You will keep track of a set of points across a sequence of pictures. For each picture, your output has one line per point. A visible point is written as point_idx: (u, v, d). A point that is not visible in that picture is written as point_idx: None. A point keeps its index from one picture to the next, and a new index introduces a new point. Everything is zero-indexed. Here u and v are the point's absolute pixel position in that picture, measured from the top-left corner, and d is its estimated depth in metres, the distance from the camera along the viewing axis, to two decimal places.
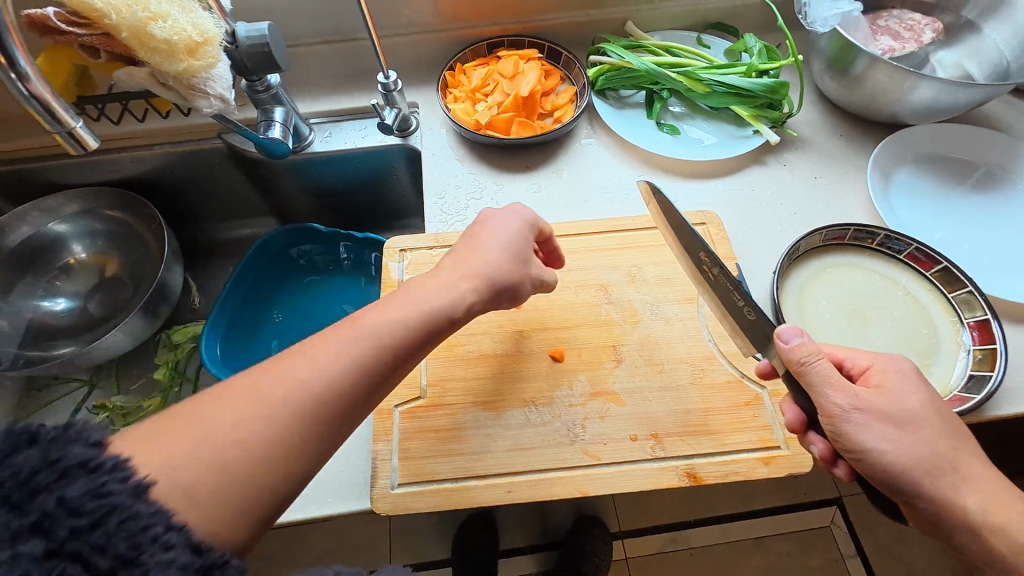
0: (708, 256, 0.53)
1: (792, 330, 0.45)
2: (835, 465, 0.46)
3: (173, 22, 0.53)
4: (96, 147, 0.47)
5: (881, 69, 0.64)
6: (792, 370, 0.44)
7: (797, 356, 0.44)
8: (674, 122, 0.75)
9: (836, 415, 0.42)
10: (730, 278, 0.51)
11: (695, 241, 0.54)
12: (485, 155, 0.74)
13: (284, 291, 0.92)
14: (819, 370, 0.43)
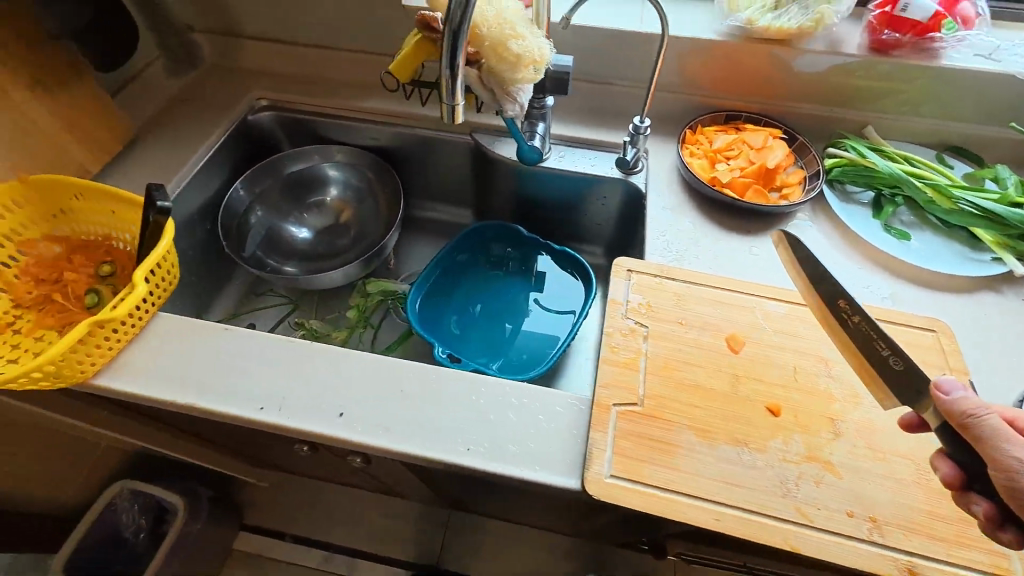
0: (847, 303, 0.54)
1: (952, 381, 0.46)
2: (1001, 528, 0.45)
3: (526, 42, 0.65)
4: (462, 123, 0.57)
5: None
6: (956, 423, 0.45)
7: (964, 406, 0.44)
8: (903, 227, 0.77)
9: (1012, 470, 0.42)
10: (873, 324, 0.52)
11: (832, 287, 0.55)
12: (708, 208, 0.79)
13: (468, 277, 0.97)
14: (987, 426, 0.43)
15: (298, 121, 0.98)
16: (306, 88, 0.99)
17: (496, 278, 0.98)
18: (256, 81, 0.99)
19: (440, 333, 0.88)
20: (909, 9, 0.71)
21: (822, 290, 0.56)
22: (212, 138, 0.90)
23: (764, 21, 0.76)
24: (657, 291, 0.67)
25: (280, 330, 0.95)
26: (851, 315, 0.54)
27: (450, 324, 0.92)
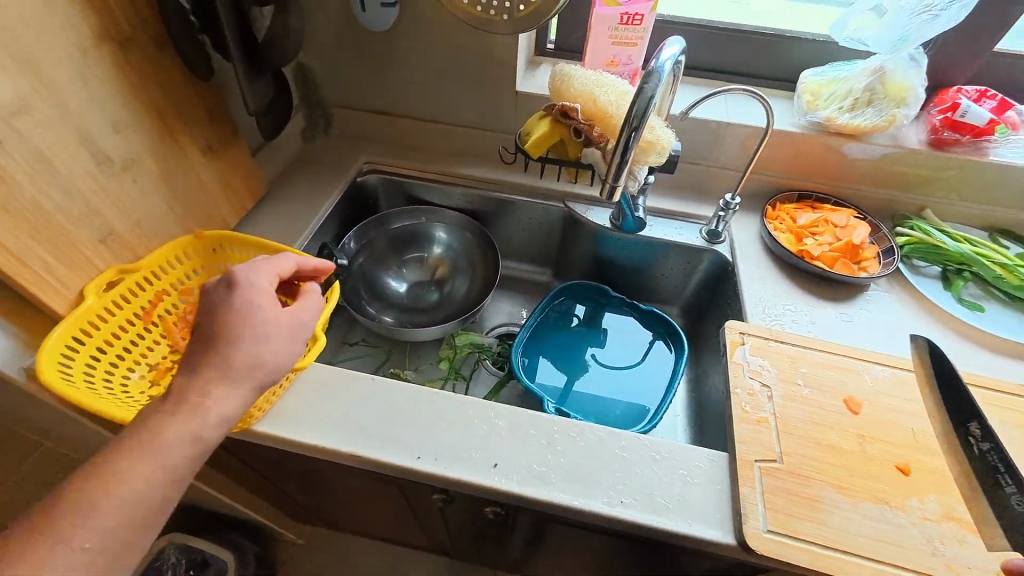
0: (978, 428, 0.59)
1: None
2: None
3: (656, 131, 0.73)
4: (616, 199, 0.67)
5: None
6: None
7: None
8: (974, 299, 0.85)
9: None
10: (999, 454, 0.56)
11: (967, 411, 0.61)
12: (795, 278, 0.87)
13: (558, 331, 1.04)
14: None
15: (401, 185, 1.06)
16: (410, 155, 1.07)
17: (582, 335, 1.04)
18: (364, 148, 1.07)
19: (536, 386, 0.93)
20: (966, 115, 0.84)
21: (956, 410, 0.62)
22: (330, 199, 0.97)
23: (843, 119, 0.86)
24: (771, 353, 0.73)
25: None
26: (980, 442, 0.59)
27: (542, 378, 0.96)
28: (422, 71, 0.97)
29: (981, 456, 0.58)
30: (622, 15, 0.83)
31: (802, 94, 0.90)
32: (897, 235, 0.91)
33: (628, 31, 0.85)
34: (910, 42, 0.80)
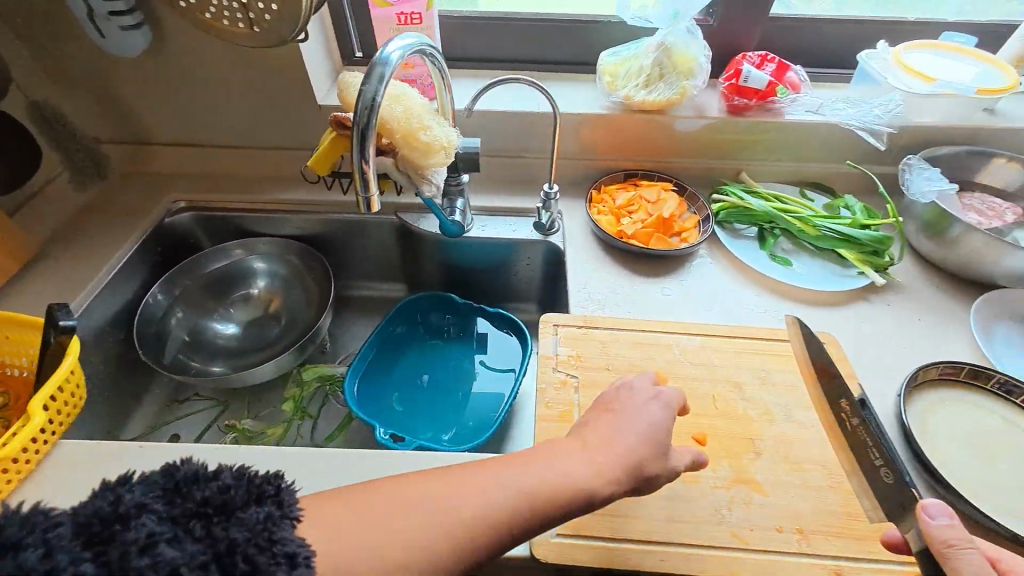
0: (847, 404, 0.60)
1: (938, 508, 0.47)
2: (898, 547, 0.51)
3: (433, 133, 0.70)
4: (378, 210, 0.59)
5: (978, 238, 0.76)
6: (935, 548, 0.46)
7: (944, 536, 0.45)
8: (785, 254, 0.88)
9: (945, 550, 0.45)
10: (868, 430, 0.57)
11: (835, 388, 0.60)
12: (620, 260, 0.87)
13: (409, 349, 0.99)
14: (969, 560, 0.44)
15: (220, 220, 0.99)
16: (227, 186, 1.00)
17: (435, 348, 1.01)
18: (173, 184, 0.98)
19: (380, 414, 0.88)
20: (749, 79, 0.86)
21: (825, 388, 0.60)
22: (126, 247, 0.89)
23: (640, 96, 0.87)
24: (583, 341, 0.71)
25: (208, 435, 0.90)
26: (851, 418, 0.58)
27: (390, 401, 0.91)
28: (217, 96, 0.91)
29: (859, 438, 0.57)
30: (397, 16, 0.80)
31: (602, 75, 0.90)
32: (714, 202, 0.93)
33: (410, 30, 0.82)
34: (683, 15, 0.82)
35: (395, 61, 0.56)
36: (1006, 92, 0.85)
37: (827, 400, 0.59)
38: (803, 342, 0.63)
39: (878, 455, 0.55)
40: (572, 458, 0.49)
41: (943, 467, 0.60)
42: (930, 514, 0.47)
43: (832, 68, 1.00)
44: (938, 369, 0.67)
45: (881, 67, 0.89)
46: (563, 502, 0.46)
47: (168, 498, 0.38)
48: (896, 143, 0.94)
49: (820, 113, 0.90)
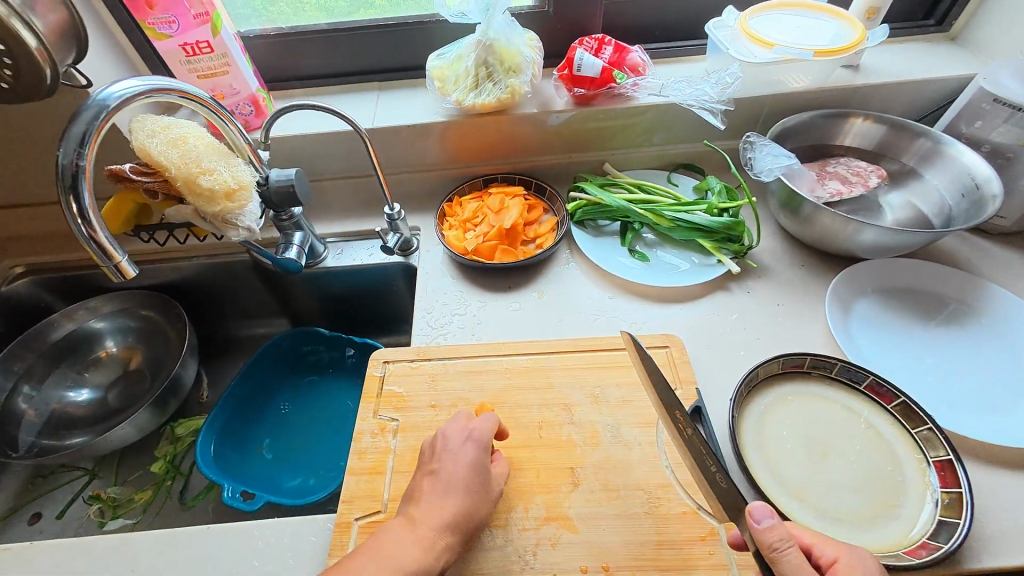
0: (681, 413, 0.52)
1: (763, 509, 0.44)
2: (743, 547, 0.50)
3: (218, 175, 0.67)
4: (132, 276, 0.54)
5: (828, 216, 0.72)
6: (765, 554, 0.43)
7: (769, 540, 0.43)
8: (645, 248, 0.83)
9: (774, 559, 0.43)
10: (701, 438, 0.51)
11: (668, 398, 0.53)
12: (470, 276, 0.82)
13: (285, 390, 0.97)
14: (792, 559, 0.42)
15: (64, 281, 0.94)
16: (68, 244, 0.94)
17: (312, 383, 0.98)
18: (9, 250, 0.93)
19: (245, 469, 0.86)
20: (582, 68, 0.81)
21: (662, 399, 0.52)
22: None
23: (470, 99, 0.82)
24: (410, 376, 0.67)
25: (71, 510, 0.86)
26: (686, 427, 0.51)
27: (261, 449, 0.90)
28: (30, 152, 0.85)
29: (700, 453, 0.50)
30: (183, 47, 0.73)
31: (433, 80, 0.83)
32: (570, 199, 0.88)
33: (205, 61, 0.76)
34: (495, 7, 0.76)
35: (113, 105, 0.52)
36: (853, 50, 0.78)
37: (665, 407, 0.52)
38: (638, 355, 0.54)
39: (716, 460, 0.50)
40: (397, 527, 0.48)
41: (770, 472, 0.57)
42: (757, 518, 0.44)
43: (687, 41, 0.94)
44: (793, 358, 0.63)
45: (727, 36, 0.83)
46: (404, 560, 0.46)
47: None
48: (758, 113, 0.87)
49: (664, 96, 0.85)
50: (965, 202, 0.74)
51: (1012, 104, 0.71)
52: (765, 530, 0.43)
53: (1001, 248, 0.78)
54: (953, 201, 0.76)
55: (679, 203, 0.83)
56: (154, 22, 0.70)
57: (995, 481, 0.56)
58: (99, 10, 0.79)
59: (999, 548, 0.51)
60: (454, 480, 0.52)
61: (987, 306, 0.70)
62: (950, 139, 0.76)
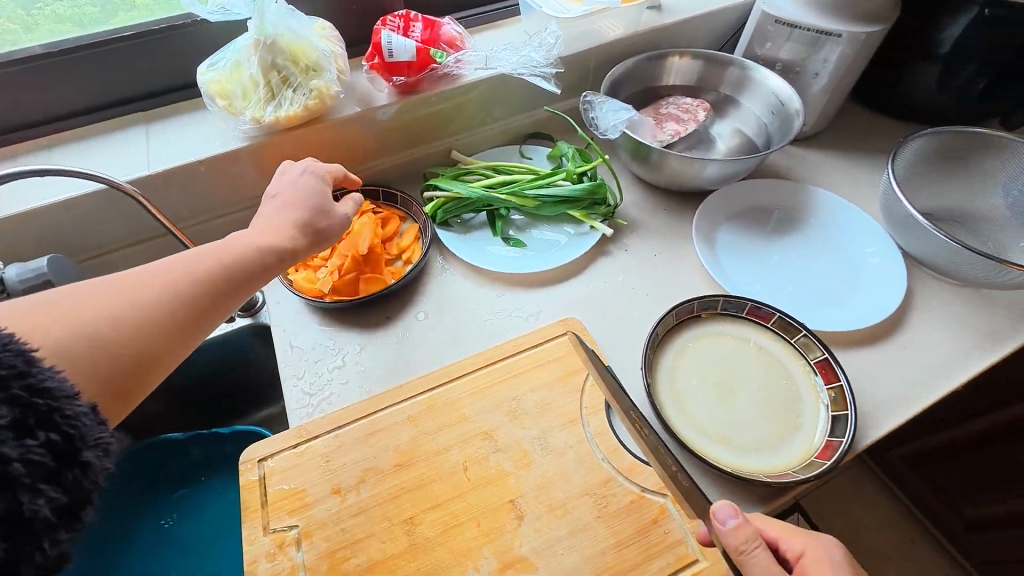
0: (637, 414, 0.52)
1: (727, 510, 0.46)
2: None
3: None
4: None
5: (675, 159, 0.73)
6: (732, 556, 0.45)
7: (736, 544, 0.45)
8: (518, 232, 0.79)
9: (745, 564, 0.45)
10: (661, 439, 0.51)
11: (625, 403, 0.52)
12: (338, 318, 0.70)
13: (151, 519, 0.78)
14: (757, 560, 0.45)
15: None
16: None
17: (185, 499, 0.79)
18: None
19: None
20: (393, 53, 0.71)
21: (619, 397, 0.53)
22: None
23: (270, 114, 0.67)
24: (300, 466, 0.55)
25: None
26: (641, 428, 0.51)
27: None
28: None
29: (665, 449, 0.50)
30: None
31: (213, 98, 0.66)
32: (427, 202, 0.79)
33: None
34: None
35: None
36: None
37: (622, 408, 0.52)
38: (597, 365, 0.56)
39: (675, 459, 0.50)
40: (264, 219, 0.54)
41: (693, 426, 0.58)
42: (722, 520, 0.45)
43: (499, 4, 0.89)
44: (687, 309, 0.65)
45: None
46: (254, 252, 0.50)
47: None
48: (586, 68, 0.86)
49: (491, 68, 0.78)
50: (775, 119, 0.82)
51: (790, 23, 0.78)
52: (730, 531, 0.45)
53: (809, 152, 0.88)
54: (767, 121, 0.83)
55: (537, 177, 0.79)
56: None
57: (860, 362, 0.63)
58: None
59: (877, 419, 0.59)
60: (294, 195, 0.56)
61: (815, 207, 0.79)
62: (752, 64, 0.82)
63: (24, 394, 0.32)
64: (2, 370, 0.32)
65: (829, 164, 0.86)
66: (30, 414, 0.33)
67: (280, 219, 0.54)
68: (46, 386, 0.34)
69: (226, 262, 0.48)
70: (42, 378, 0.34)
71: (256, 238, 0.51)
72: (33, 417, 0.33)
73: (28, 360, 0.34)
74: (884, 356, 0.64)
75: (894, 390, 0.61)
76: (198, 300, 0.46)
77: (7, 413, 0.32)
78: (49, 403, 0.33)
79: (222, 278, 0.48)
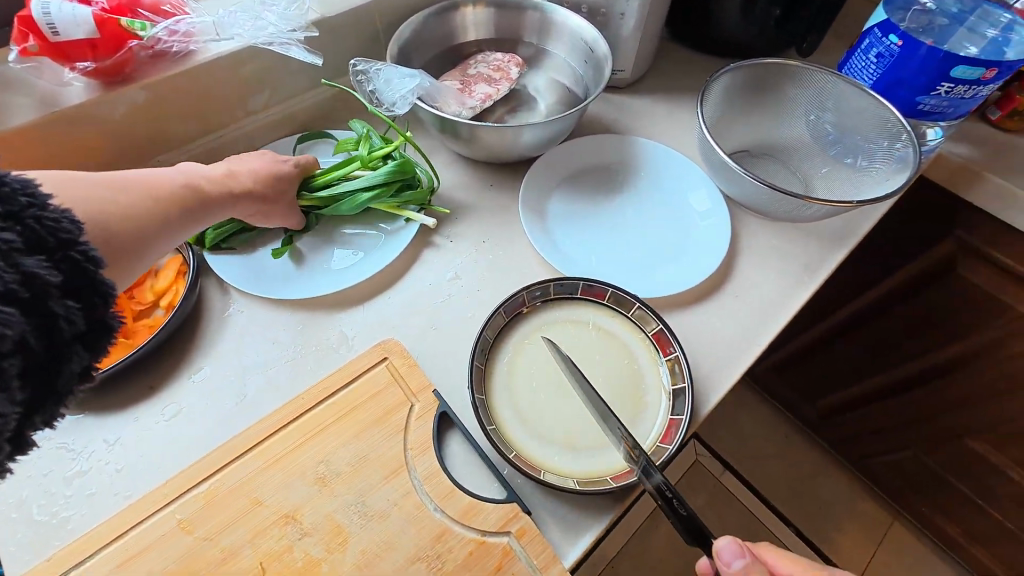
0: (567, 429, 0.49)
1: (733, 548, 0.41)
2: None
3: None
4: None
5: (482, 130, 0.63)
6: None
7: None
8: (317, 242, 0.64)
9: None
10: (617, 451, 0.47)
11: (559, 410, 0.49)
12: (76, 404, 0.52)
13: None
14: None
15: None
16: None
17: None
18: None
19: None
20: (59, 29, 0.52)
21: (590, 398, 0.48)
22: None
23: None
24: None
25: None
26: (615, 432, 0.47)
27: None
28: None
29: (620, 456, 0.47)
30: None
31: None
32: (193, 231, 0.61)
33: None
34: None
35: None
36: None
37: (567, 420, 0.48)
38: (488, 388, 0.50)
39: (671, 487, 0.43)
40: (248, 165, 0.58)
41: (536, 438, 0.51)
42: (727, 560, 0.41)
43: None
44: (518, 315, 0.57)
45: None
46: (212, 190, 0.53)
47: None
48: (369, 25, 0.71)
49: (229, 38, 0.60)
50: (589, 67, 0.75)
51: None
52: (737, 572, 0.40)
53: (632, 99, 0.84)
54: (582, 71, 0.75)
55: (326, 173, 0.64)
56: None
57: (695, 320, 0.61)
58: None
59: (716, 378, 0.57)
60: (254, 161, 0.59)
61: (642, 159, 0.74)
62: (554, 7, 0.73)
63: (41, 269, 0.33)
64: (28, 236, 0.34)
65: (652, 109, 0.82)
66: (79, 279, 0.36)
67: (237, 168, 0.57)
68: (95, 256, 0.36)
69: (181, 191, 0.50)
70: (91, 247, 0.36)
71: (208, 175, 0.53)
72: (78, 287, 0.36)
73: (77, 230, 0.36)
74: (718, 308, 0.62)
75: (728, 343, 0.60)
76: (173, 208, 0.48)
77: (57, 272, 0.34)
78: (51, 287, 0.34)
79: (178, 209, 0.49)
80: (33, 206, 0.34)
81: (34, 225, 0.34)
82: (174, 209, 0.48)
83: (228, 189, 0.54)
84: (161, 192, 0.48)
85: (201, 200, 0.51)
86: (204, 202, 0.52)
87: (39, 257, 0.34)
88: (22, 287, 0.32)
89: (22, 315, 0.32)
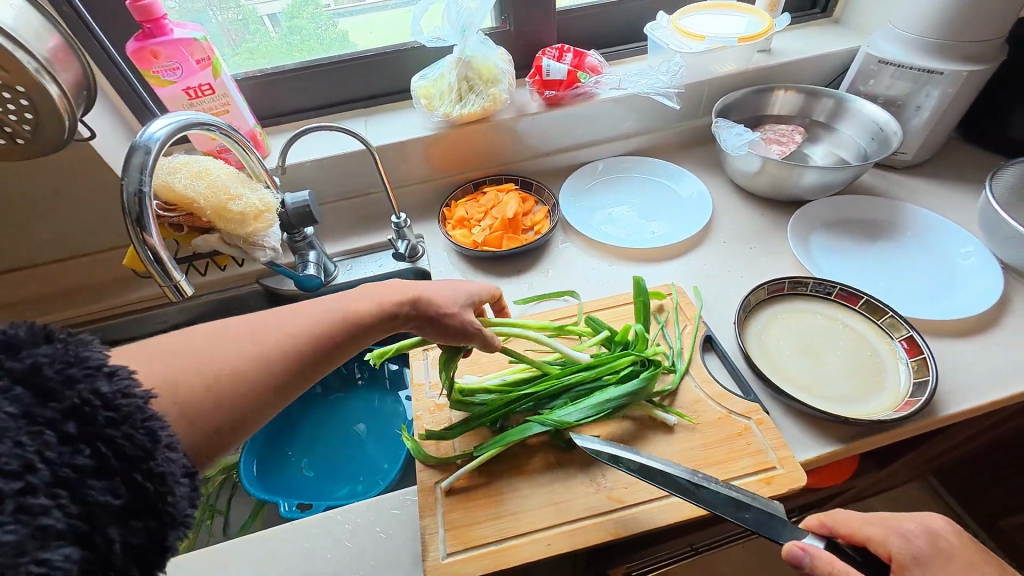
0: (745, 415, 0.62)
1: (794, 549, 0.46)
2: None
3: (245, 200, 0.70)
4: (190, 293, 0.59)
5: (776, 167, 0.85)
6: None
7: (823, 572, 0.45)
8: (630, 220, 0.94)
9: None
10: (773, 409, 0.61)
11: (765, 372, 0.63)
12: (483, 267, 0.89)
13: (305, 424, 0.94)
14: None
15: None
16: (60, 304, 0.91)
17: (337, 401, 0.98)
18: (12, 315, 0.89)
19: (287, 486, 0.86)
20: (550, 73, 0.93)
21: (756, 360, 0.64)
22: None
23: (457, 110, 0.91)
24: None
25: None
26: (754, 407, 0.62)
27: (300, 467, 0.89)
28: (27, 210, 0.83)
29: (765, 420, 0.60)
30: (186, 91, 0.78)
31: (419, 98, 0.92)
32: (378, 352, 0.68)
33: (205, 102, 0.80)
34: (470, 29, 0.86)
35: (157, 145, 0.54)
36: (765, 35, 0.95)
37: (751, 411, 0.62)
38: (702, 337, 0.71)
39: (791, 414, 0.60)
40: (440, 292, 0.57)
41: (781, 375, 0.66)
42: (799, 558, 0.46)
43: (627, 44, 1.09)
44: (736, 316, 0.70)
45: (664, 35, 0.98)
46: (239, 396, 0.43)
47: (67, 411, 0.32)
48: (700, 96, 1.03)
49: (623, 88, 0.98)
50: (874, 143, 0.91)
51: (893, 62, 0.88)
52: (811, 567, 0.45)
53: (907, 179, 0.96)
54: (866, 145, 0.93)
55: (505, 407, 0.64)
56: (158, 70, 0.75)
57: (949, 349, 0.69)
58: (99, 79, 0.82)
59: (961, 393, 0.64)
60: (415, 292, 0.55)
61: (909, 224, 0.86)
62: (850, 97, 0.93)
63: (102, 432, 0.32)
64: (134, 450, 0.33)
65: (929, 189, 0.93)
66: (140, 499, 0.33)
67: (295, 349, 0.46)
68: (156, 427, 0.34)
69: (263, 360, 0.45)
70: (161, 475, 0.34)
71: (316, 321, 0.48)
72: (90, 432, 0.32)
73: (152, 437, 0.34)
74: (978, 346, 0.69)
75: (984, 373, 0.66)
76: (251, 393, 0.43)
77: (98, 459, 0.32)
78: (143, 450, 0.33)
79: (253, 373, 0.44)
80: (110, 419, 0.33)
81: (106, 445, 0.32)
82: (228, 381, 0.42)
83: (328, 320, 0.49)
84: (243, 349, 0.44)
85: (223, 412, 0.42)
86: (237, 410, 0.43)
87: (104, 481, 0.32)
88: (78, 427, 0.32)
89: (65, 445, 0.31)
